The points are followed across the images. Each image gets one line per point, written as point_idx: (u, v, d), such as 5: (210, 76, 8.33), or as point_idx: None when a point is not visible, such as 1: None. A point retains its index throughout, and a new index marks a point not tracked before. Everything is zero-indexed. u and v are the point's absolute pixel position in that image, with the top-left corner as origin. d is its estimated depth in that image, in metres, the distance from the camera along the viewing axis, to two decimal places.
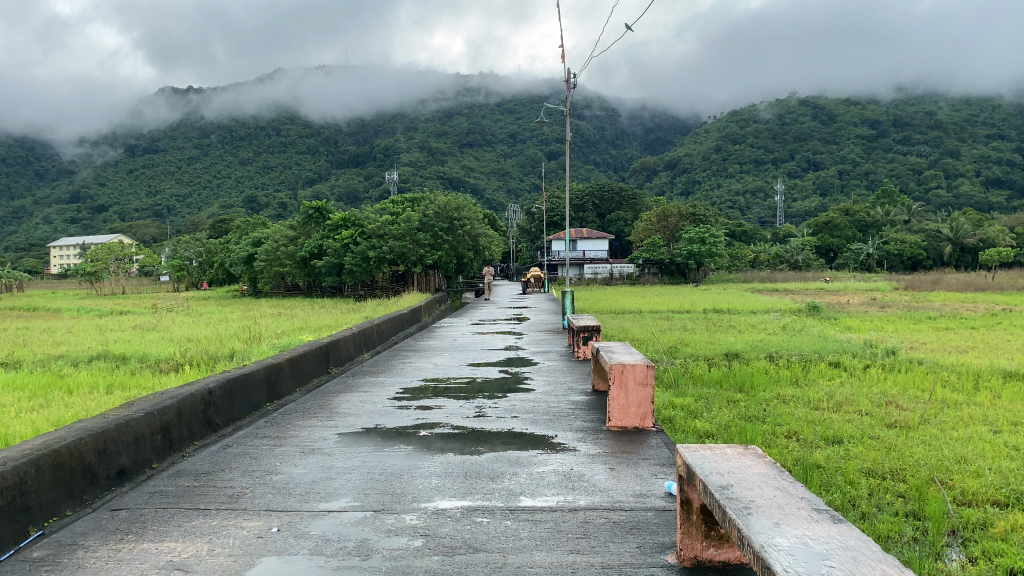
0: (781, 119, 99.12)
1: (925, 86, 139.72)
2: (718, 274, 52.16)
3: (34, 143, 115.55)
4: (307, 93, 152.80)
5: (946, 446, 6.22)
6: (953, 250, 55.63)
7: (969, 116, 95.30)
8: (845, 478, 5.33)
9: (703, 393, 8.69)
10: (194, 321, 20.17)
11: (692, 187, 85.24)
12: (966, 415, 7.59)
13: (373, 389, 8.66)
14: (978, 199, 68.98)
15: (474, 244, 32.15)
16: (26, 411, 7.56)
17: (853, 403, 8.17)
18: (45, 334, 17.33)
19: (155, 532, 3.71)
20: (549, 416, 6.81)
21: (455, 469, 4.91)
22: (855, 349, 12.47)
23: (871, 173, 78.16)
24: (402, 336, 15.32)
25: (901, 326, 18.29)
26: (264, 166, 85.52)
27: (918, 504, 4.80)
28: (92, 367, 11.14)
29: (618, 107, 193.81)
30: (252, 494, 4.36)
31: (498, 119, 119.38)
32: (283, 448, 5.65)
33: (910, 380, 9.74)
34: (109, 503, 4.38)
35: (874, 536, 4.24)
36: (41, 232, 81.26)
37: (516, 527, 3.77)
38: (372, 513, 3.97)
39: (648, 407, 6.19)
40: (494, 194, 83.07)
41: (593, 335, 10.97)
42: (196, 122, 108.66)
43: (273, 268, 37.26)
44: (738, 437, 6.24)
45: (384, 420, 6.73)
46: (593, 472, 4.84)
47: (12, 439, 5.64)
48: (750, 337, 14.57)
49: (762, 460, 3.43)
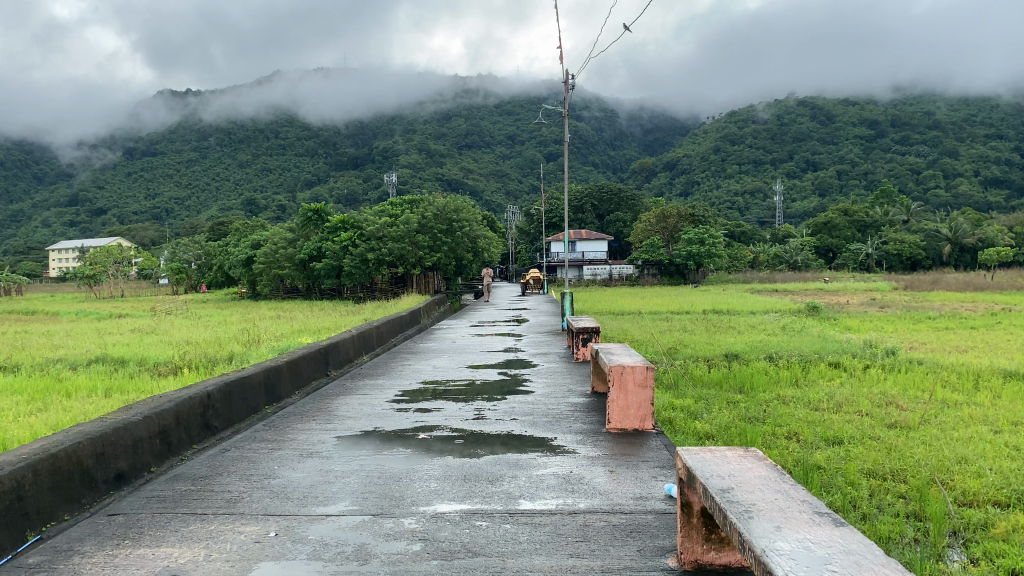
0: (780, 119, 99.17)
1: (923, 87, 139.87)
2: (717, 274, 52.27)
3: (33, 147, 115.53)
4: (305, 96, 153.10)
5: (947, 446, 6.20)
6: (952, 250, 55.72)
7: (967, 116, 95.44)
8: (846, 478, 5.31)
9: (704, 394, 8.66)
10: (193, 324, 20.17)
11: (691, 188, 85.27)
12: (966, 415, 7.57)
13: (372, 392, 8.63)
14: (977, 199, 69.06)
15: (472, 246, 32.19)
16: (24, 415, 7.52)
17: (854, 403, 8.16)
18: (44, 337, 17.31)
19: (152, 536, 3.69)
20: (549, 418, 6.79)
21: (455, 471, 4.89)
22: (855, 349, 12.46)
23: (869, 173, 78.37)
24: (401, 339, 15.30)
25: (900, 326, 18.29)
26: (263, 168, 85.53)
27: (919, 505, 4.78)
28: (90, 371, 11.10)
29: (616, 108, 193.86)
30: (250, 498, 4.32)
31: (497, 121, 119.53)
32: (281, 451, 5.62)
33: (911, 380, 9.72)
34: (107, 506, 4.37)
35: (874, 537, 4.22)
36: (40, 236, 81.26)
37: (516, 530, 3.74)
38: (370, 516, 3.94)
39: (648, 408, 6.16)
40: (494, 196, 83.10)
41: (593, 336, 10.95)
42: (195, 125, 108.72)
43: (272, 270, 37.22)
44: (738, 438, 6.22)
45: (383, 422, 6.71)
46: (593, 474, 4.83)
47: (11, 443, 5.61)
48: (749, 338, 14.58)
49: (763, 461, 3.40)
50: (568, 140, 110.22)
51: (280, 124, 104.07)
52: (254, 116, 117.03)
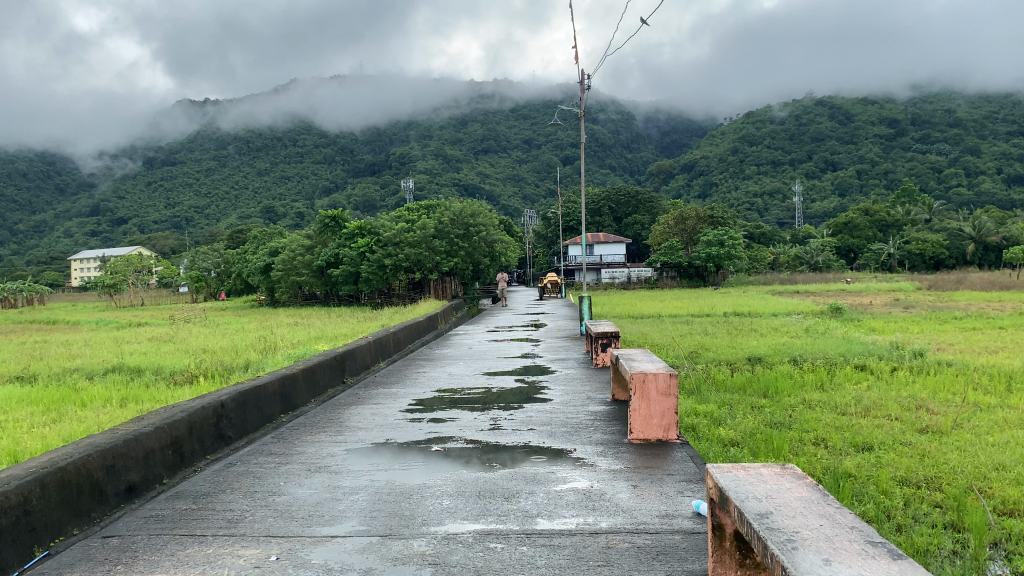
0: (798, 120, 98.25)
1: (941, 84, 137.10)
2: (737, 276, 51.88)
3: (57, 159, 117.64)
4: (322, 103, 154.51)
5: (984, 453, 5.80)
6: (976, 249, 54.50)
7: (989, 114, 93.69)
8: (878, 487, 4.99)
9: (727, 399, 8.31)
10: (209, 333, 20.01)
11: (709, 189, 84.47)
12: (999, 419, 7.20)
13: (385, 401, 8.39)
14: (1000, 198, 67.78)
15: (489, 251, 31.77)
16: (37, 427, 7.40)
17: (882, 407, 7.80)
18: (62, 347, 17.41)
19: (146, 563, 3.49)
20: (569, 428, 6.52)
21: (467, 487, 4.65)
22: (882, 350, 12.13)
23: (890, 172, 77.15)
24: (418, 345, 15.12)
25: (926, 326, 17.93)
26: (281, 176, 86.26)
27: (957, 514, 4.47)
28: (107, 380, 11.05)
29: (633, 112, 190.71)
30: (251, 518, 4.12)
31: (513, 125, 120.03)
32: (288, 465, 5.43)
33: (940, 381, 9.39)
34: (116, 522, 4.18)
35: (911, 549, 3.92)
36: (62, 246, 81.87)
37: (533, 553, 3.50)
38: (378, 537, 3.72)
39: (672, 418, 5.88)
40: (509, 201, 83.01)
41: (613, 341, 10.70)
42: (213, 133, 110.35)
43: (290, 277, 37.46)
44: (766, 447, 5.87)
45: (395, 433, 6.50)
46: (615, 489, 4.57)
47: (22, 455, 5.49)
48: (772, 341, 14.19)
49: (805, 481, 3.11)
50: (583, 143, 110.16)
51: (298, 133, 105.29)
52: (271, 124, 118.38)
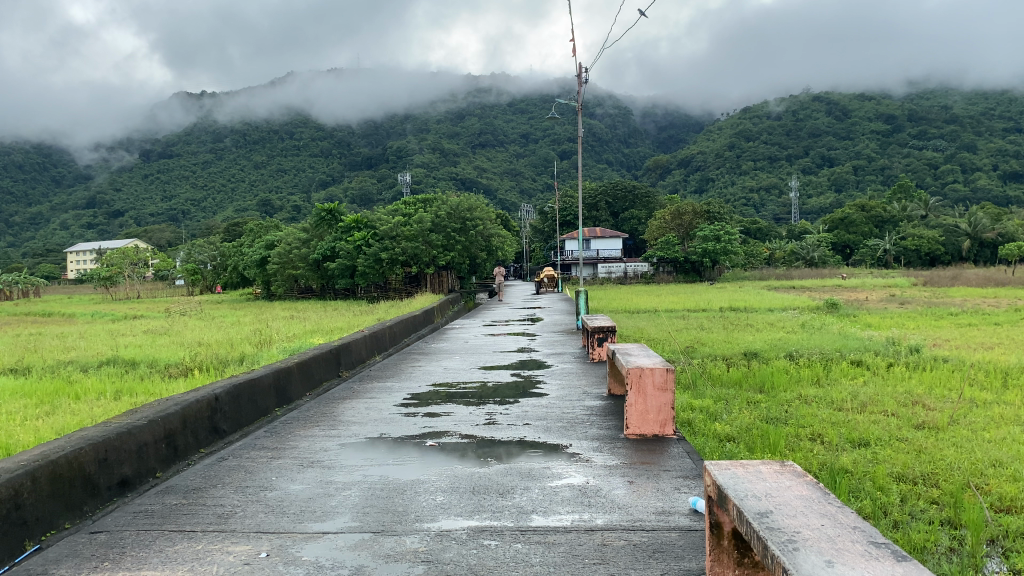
0: (795, 116, 98.17)
1: (938, 81, 137.16)
2: (733, 272, 51.76)
3: (53, 150, 117.21)
4: (318, 95, 154.11)
5: (979, 448, 5.82)
6: (972, 245, 54.73)
7: (986, 110, 93.72)
8: (874, 483, 4.94)
9: (723, 394, 8.31)
10: (205, 325, 19.90)
11: (706, 184, 84.47)
12: (996, 415, 7.16)
13: (379, 395, 8.31)
14: (995, 193, 67.91)
15: (486, 245, 31.77)
16: (30, 419, 7.36)
17: (878, 402, 7.77)
18: (58, 340, 17.28)
19: (134, 559, 3.43)
20: (563, 423, 6.45)
21: (461, 483, 4.58)
22: (878, 347, 11.98)
23: (886, 169, 77.23)
24: (414, 339, 15.06)
25: (922, 322, 17.87)
26: (278, 170, 86.07)
27: (954, 511, 4.42)
28: (101, 373, 10.97)
29: (631, 106, 190.48)
30: (242, 514, 4.06)
31: (510, 119, 119.75)
32: (281, 460, 5.36)
33: (936, 379, 9.26)
34: (106, 517, 4.12)
35: (909, 547, 3.87)
36: (57, 238, 81.67)
37: (528, 550, 3.45)
38: (371, 534, 3.66)
39: (669, 413, 5.83)
40: (506, 195, 82.87)
41: (609, 335, 10.65)
42: (209, 126, 110.13)
43: (286, 270, 37.29)
44: (762, 441, 5.85)
45: (389, 428, 6.41)
46: (611, 485, 4.52)
47: (15, 448, 5.45)
48: (768, 336, 14.09)
49: (803, 480, 3.05)
50: (581, 138, 110.05)
51: (294, 125, 104.99)
52: (268, 116, 118.17)
